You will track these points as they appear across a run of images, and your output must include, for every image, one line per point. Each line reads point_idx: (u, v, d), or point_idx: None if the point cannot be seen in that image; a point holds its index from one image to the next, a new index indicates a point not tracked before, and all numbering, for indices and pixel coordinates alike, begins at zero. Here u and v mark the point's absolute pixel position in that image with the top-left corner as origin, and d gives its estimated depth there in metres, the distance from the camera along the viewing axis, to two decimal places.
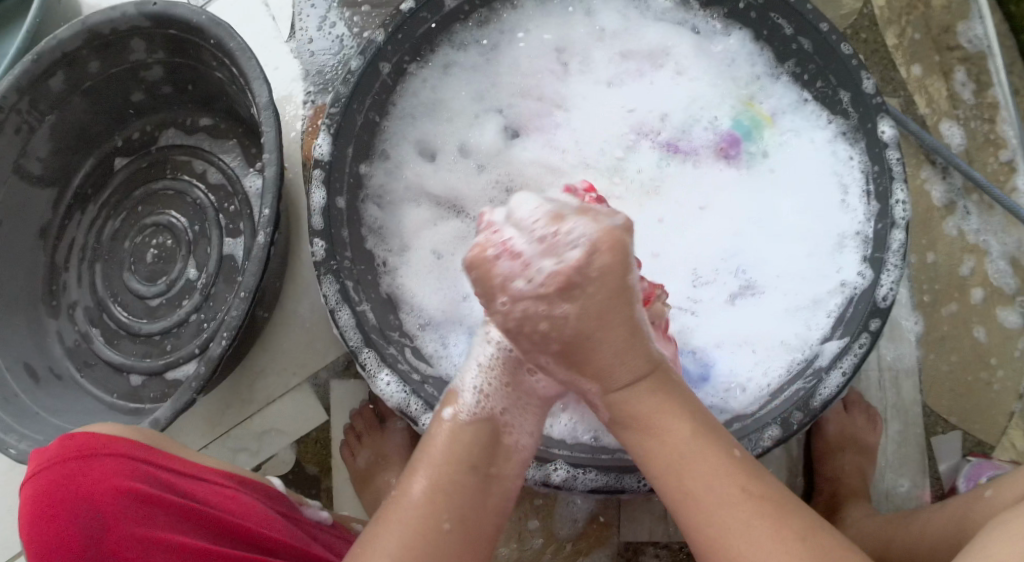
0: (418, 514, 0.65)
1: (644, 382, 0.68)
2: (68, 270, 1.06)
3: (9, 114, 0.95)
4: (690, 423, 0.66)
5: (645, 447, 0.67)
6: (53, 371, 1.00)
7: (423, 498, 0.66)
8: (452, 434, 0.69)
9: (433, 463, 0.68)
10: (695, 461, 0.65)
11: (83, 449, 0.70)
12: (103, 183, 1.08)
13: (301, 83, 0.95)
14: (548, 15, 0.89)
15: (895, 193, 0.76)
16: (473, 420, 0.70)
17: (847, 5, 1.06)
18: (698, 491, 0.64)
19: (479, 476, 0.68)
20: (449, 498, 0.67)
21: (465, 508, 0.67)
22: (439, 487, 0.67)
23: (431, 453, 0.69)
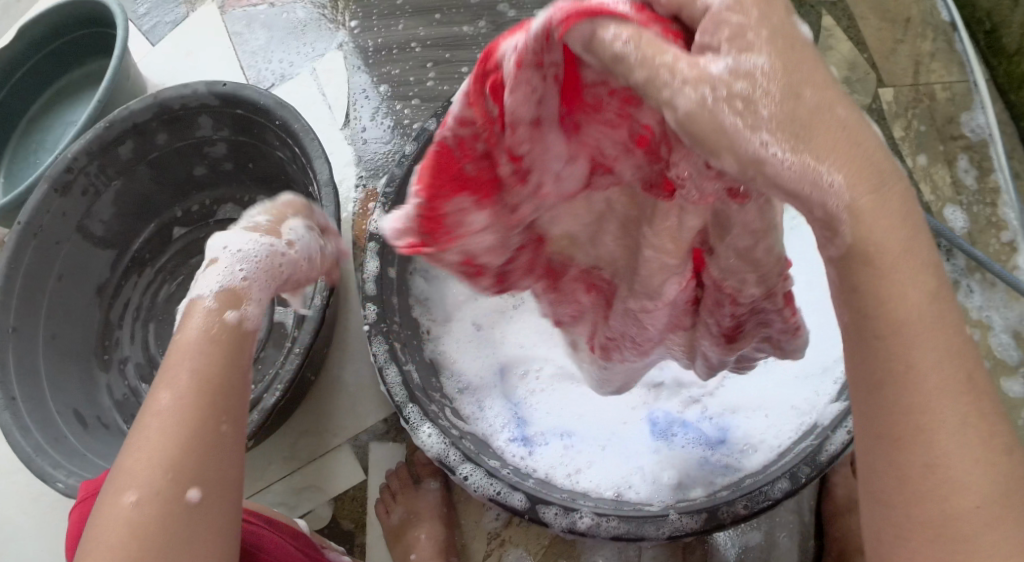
0: (179, 406, 0.64)
1: (913, 284, 0.50)
2: (121, 328, 1.14)
3: (77, 175, 1.03)
4: (943, 339, 0.51)
5: (893, 357, 0.51)
6: (101, 420, 1.06)
7: (182, 397, 0.64)
8: (215, 331, 0.69)
9: (200, 354, 0.67)
10: (947, 394, 0.50)
11: None
12: (160, 250, 1.18)
13: (354, 168, 1.07)
14: None
15: None
16: (247, 324, 0.71)
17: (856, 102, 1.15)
18: (937, 432, 0.50)
19: (235, 376, 0.68)
20: (213, 400, 0.65)
21: (226, 405, 0.66)
22: (202, 381, 0.66)
23: (184, 342, 0.68)
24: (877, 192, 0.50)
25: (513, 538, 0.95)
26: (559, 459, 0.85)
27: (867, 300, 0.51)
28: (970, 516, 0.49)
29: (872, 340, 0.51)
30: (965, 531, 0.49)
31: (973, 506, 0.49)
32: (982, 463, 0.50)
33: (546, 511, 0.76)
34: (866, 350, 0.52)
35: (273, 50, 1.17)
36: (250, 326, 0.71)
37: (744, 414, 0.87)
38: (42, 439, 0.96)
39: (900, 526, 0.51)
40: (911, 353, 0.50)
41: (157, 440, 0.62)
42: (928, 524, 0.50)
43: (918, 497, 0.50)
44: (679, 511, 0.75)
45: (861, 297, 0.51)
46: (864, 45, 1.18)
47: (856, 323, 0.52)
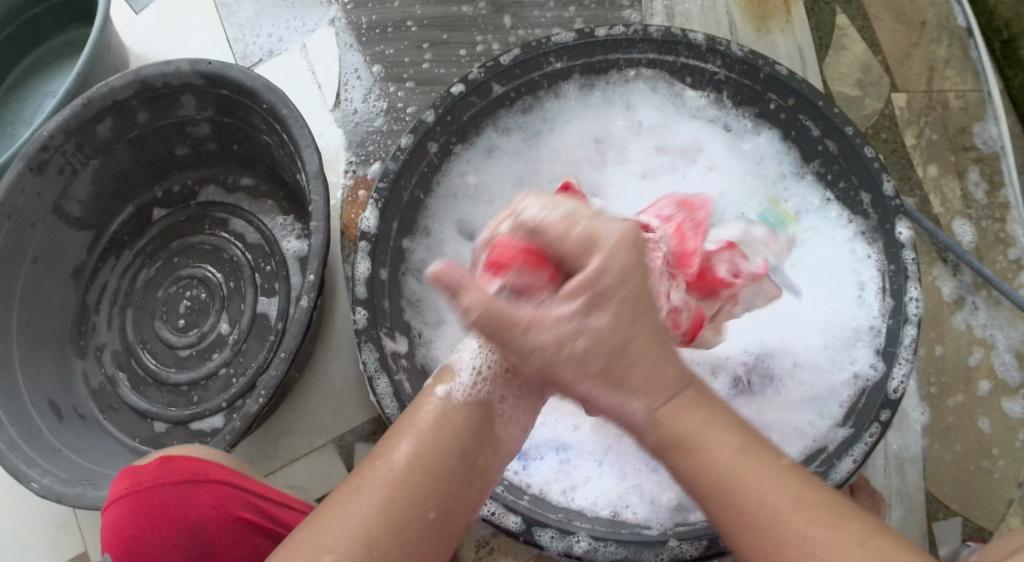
0: (395, 478, 0.63)
1: (704, 423, 0.63)
2: (98, 313, 1.08)
3: (54, 155, 0.97)
4: (767, 466, 0.62)
5: (688, 470, 0.63)
6: (77, 410, 1.01)
7: (407, 464, 0.64)
8: (451, 412, 0.67)
9: (418, 433, 0.66)
10: (780, 508, 0.60)
11: (186, 474, 0.76)
12: (140, 232, 1.11)
13: (345, 153, 1.01)
14: (589, 107, 0.93)
15: (909, 291, 0.83)
16: (467, 403, 0.68)
17: (869, 106, 1.10)
18: (816, 546, 0.58)
19: (468, 464, 0.66)
20: (424, 481, 0.64)
21: (448, 493, 0.64)
22: (422, 457, 0.64)
23: (419, 422, 0.67)
24: (693, 389, 0.64)
25: (501, 548, 0.90)
26: (554, 476, 0.82)
27: (683, 446, 0.63)
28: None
29: (698, 486, 0.62)
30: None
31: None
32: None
33: (542, 534, 0.75)
34: (679, 474, 0.63)
35: (261, 24, 1.10)
36: (469, 402, 0.68)
37: None
38: (16, 434, 0.91)
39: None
40: (741, 504, 0.61)
41: (366, 508, 0.62)
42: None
43: None
44: (678, 538, 0.74)
45: (678, 468, 0.63)
46: (878, 46, 1.13)
47: (693, 492, 0.64)
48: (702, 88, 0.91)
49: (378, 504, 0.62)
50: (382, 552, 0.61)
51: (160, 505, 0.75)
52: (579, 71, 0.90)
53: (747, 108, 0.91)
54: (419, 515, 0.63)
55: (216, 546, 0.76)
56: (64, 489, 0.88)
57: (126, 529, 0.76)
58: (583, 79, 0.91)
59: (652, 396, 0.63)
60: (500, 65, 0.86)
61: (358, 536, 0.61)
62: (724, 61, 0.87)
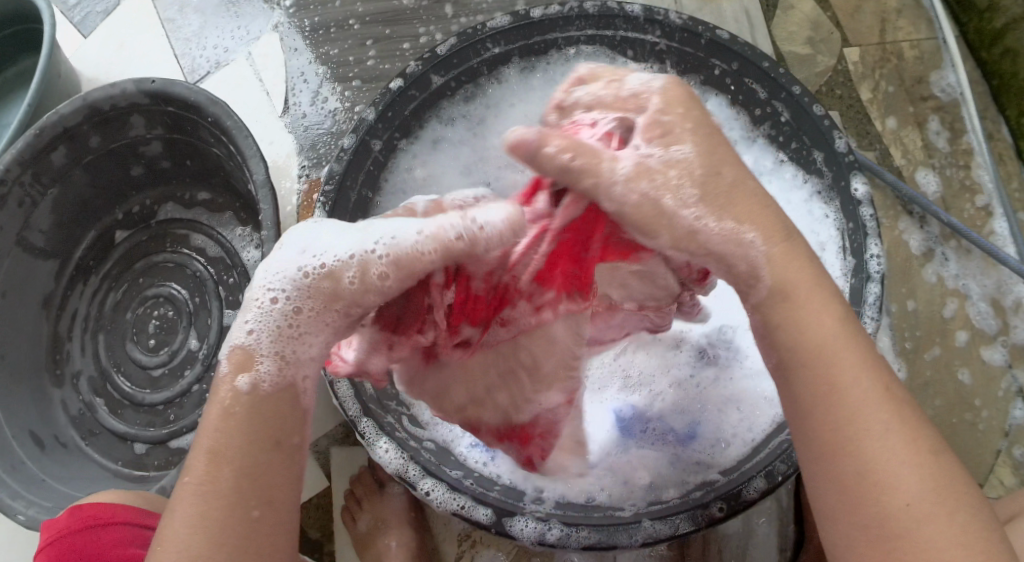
0: (202, 489, 0.58)
1: (822, 320, 0.61)
2: (71, 341, 1.07)
3: (12, 187, 0.97)
4: (857, 355, 0.60)
5: (784, 343, 0.62)
6: (59, 439, 1.01)
7: (208, 470, 0.59)
8: (230, 404, 0.60)
9: (217, 432, 0.60)
10: (868, 408, 0.58)
11: (92, 518, 0.76)
12: (104, 256, 1.10)
13: (296, 158, 1.00)
14: (530, 92, 0.92)
15: (869, 248, 0.82)
16: (274, 390, 0.61)
17: (821, 63, 1.09)
18: (867, 440, 0.58)
19: (284, 449, 0.60)
20: (232, 480, 0.58)
21: (270, 485, 0.59)
22: (221, 455, 0.59)
23: (219, 412, 0.60)
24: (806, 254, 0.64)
25: (483, 540, 0.90)
26: (523, 465, 0.82)
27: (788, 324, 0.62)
28: (904, 506, 0.56)
29: (791, 351, 0.61)
30: (902, 528, 0.56)
31: (901, 506, 0.56)
32: (915, 475, 0.57)
33: (514, 524, 0.75)
34: (777, 338, 0.63)
35: (207, 36, 1.09)
36: (274, 388, 0.61)
37: (712, 408, 0.84)
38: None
39: (841, 514, 0.58)
40: (833, 371, 0.60)
41: (184, 522, 0.58)
42: (870, 516, 0.57)
43: (849, 472, 0.58)
44: (651, 518, 0.74)
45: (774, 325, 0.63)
46: (827, 3, 1.11)
47: (785, 360, 0.62)
48: (643, 61, 0.90)
49: (196, 510, 0.58)
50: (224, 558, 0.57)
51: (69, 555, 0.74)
52: (519, 54, 0.89)
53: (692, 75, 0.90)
54: (254, 511, 0.58)
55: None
56: None
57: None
58: (523, 62, 0.90)
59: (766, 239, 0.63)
60: (437, 56, 0.85)
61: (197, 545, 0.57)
62: (663, 30, 0.87)
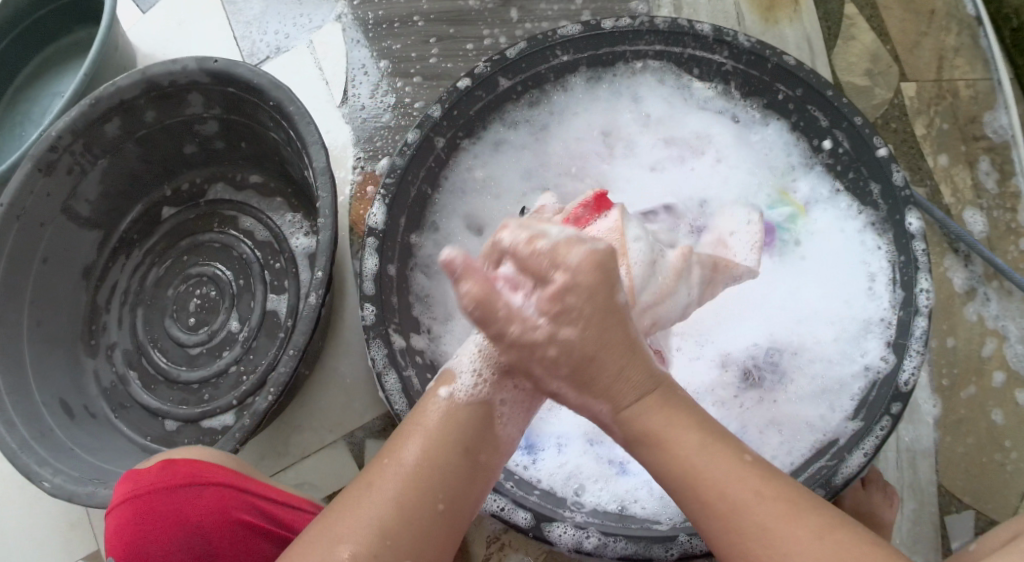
0: (402, 480, 0.65)
1: (666, 424, 0.64)
2: (108, 312, 1.07)
3: (62, 155, 0.97)
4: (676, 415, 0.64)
5: (647, 436, 0.64)
6: (88, 409, 1.01)
7: (415, 467, 0.65)
8: (451, 411, 0.68)
9: (438, 423, 0.67)
10: (736, 487, 0.61)
11: (186, 476, 0.78)
12: (149, 231, 1.10)
13: (353, 148, 1.00)
14: (596, 99, 0.93)
15: (919, 282, 0.82)
16: (470, 402, 0.68)
17: (878, 96, 1.10)
18: (744, 503, 0.60)
19: (472, 460, 0.67)
20: (428, 480, 0.65)
21: (453, 487, 0.66)
22: (431, 459, 0.66)
23: (426, 423, 0.68)
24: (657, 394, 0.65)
25: (513, 543, 0.90)
26: (560, 469, 0.83)
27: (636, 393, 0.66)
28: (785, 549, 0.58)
29: (663, 456, 0.63)
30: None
31: (769, 550, 0.59)
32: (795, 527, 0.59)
33: (553, 529, 0.75)
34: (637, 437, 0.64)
35: (267, 21, 1.09)
36: (472, 401, 0.68)
37: (754, 429, 0.84)
38: (28, 435, 0.92)
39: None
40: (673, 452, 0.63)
41: (374, 512, 0.64)
42: (745, 556, 0.59)
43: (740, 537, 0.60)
44: (688, 532, 0.73)
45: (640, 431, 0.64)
46: (887, 36, 1.12)
47: (648, 463, 0.64)
48: (709, 79, 0.91)
49: (394, 498, 0.64)
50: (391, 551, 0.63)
51: (160, 509, 0.77)
52: (586, 63, 0.90)
53: (756, 97, 0.91)
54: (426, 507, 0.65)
55: (215, 551, 0.77)
56: (75, 488, 0.88)
57: (125, 536, 0.77)
58: (589, 72, 0.91)
59: (618, 401, 0.64)
60: (506, 59, 0.85)
61: (376, 530, 0.63)
62: (730, 52, 0.87)
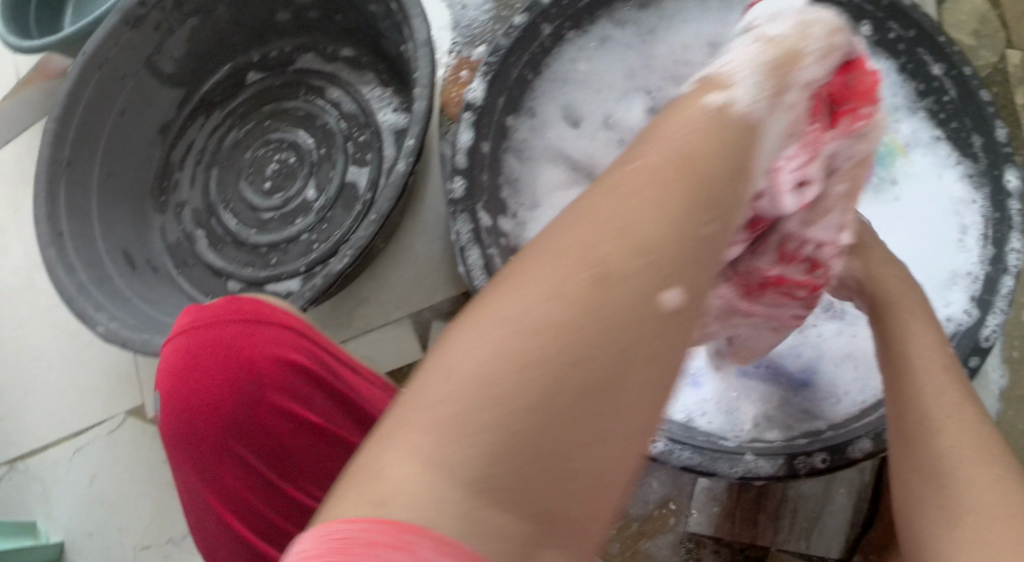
0: (620, 197, 0.47)
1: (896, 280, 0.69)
2: (180, 171, 1.07)
3: (151, 10, 0.95)
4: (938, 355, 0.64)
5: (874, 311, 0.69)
6: (151, 264, 1.02)
7: (638, 179, 0.47)
8: (713, 116, 0.50)
9: (693, 134, 0.49)
10: (937, 377, 0.62)
11: (249, 314, 0.73)
12: (232, 94, 1.07)
13: (449, 32, 0.97)
14: (709, 9, 0.88)
15: (1012, 242, 0.83)
16: (708, 119, 0.50)
17: (983, 57, 1.07)
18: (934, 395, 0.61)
19: (702, 212, 0.47)
20: (657, 200, 0.46)
21: (670, 250, 0.45)
22: (662, 182, 0.47)
23: (668, 133, 0.49)
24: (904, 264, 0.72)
25: None
26: None
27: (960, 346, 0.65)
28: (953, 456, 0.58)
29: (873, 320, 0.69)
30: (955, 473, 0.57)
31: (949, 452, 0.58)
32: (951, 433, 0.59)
33: None
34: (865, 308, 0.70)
35: None
36: (716, 111, 0.50)
37: (830, 362, 0.82)
38: (87, 280, 0.92)
39: (900, 460, 0.62)
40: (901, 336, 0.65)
41: (560, 275, 0.44)
42: (919, 453, 0.60)
43: (914, 435, 0.61)
44: (755, 453, 0.75)
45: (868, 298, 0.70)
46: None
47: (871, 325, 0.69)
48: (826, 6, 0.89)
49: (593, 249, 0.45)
50: (576, 330, 0.43)
51: (213, 345, 0.73)
52: None
53: (867, 33, 0.89)
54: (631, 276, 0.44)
55: (267, 395, 0.73)
56: (129, 335, 0.88)
57: (178, 367, 0.74)
58: None
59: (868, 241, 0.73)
60: None
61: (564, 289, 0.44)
62: None
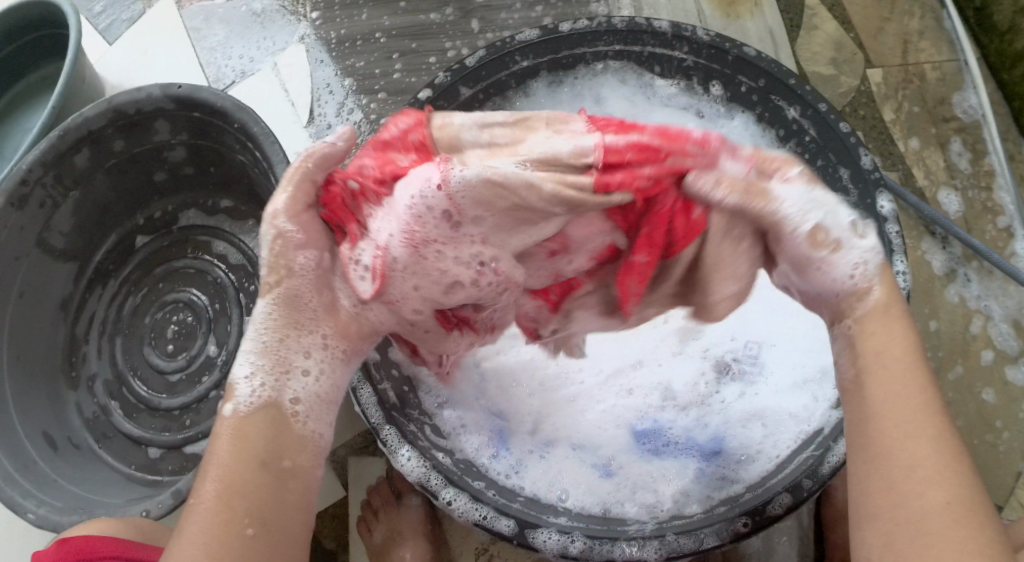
0: (207, 512, 0.58)
1: (884, 307, 0.63)
2: (87, 343, 1.07)
3: (33, 188, 0.97)
4: (925, 372, 0.60)
5: (867, 345, 0.62)
6: (72, 441, 1.00)
7: (212, 499, 0.59)
8: (247, 425, 0.62)
9: (225, 450, 0.61)
10: (921, 417, 0.58)
11: (81, 551, 0.76)
12: (124, 259, 1.09)
13: None
14: (558, 104, 0.93)
15: (896, 264, 0.81)
16: (250, 411, 0.62)
17: (844, 84, 1.09)
18: (905, 447, 0.58)
19: (272, 472, 0.60)
20: (237, 504, 0.58)
21: (260, 505, 0.59)
22: (227, 488, 0.59)
23: (216, 454, 0.61)
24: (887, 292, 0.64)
25: (502, 554, 0.89)
26: (544, 475, 0.81)
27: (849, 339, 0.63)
28: (936, 522, 0.55)
29: (866, 361, 0.61)
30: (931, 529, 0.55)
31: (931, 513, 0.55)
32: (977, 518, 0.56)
33: (537, 535, 0.74)
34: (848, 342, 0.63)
35: (231, 46, 1.09)
36: (257, 409, 0.62)
37: (737, 423, 0.84)
38: (12, 467, 0.91)
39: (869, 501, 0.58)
40: (883, 381, 0.60)
41: (197, 550, 0.57)
42: (894, 508, 0.56)
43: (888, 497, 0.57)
44: (675, 531, 0.73)
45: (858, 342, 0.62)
46: (850, 24, 1.12)
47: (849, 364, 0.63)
48: (671, 76, 0.91)
49: (215, 539, 0.57)
50: None
51: None
52: (546, 68, 0.90)
53: (718, 91, 0.91)
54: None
55: None
56: (61, 518, 0.88)
57: None
58: (550, 76, 0.91)
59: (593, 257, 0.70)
60: (465, 68, 0.86)
61: None
62: (690, 46, 0.88)
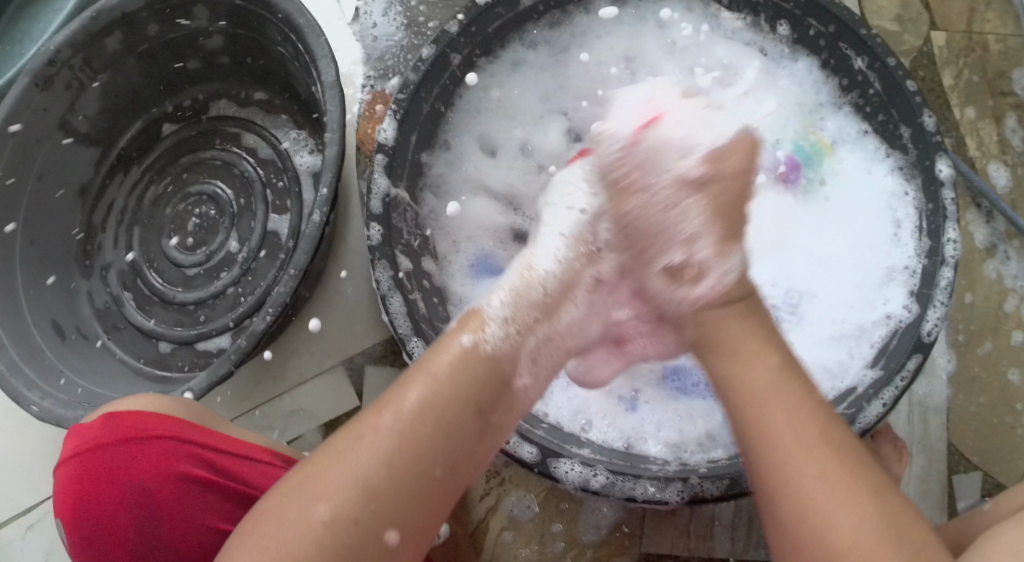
0: (404, 426, 0.61)
1: (741, 336, 0.65)
2: (104, 232, 1.04)
3: (60, 68, 0.93)
4: (797, 393, 0.62)
5: (720, 375, 0.65)
6: (81, 332, 0.98)
7: (417, 412, 0.62)
8: (469, 360, 0.65)
9: (447, 371, 0.64)
10: (792, 443, 0.60)
11: (127, 432, 0.72)
12: (148, 147, 1.06)
13: (362, 66, 0.97)
14: (620, 23, 0.90)
15: (947, 231, 0.78)
16: (492, 354, 0.66)
17: (907, 42, 1.07)
18: (809, 480, 0.58)
19: (481, 421, 0.65)
20: (435, 432, 0.62)
21: (457, 450, 0.63)
22: (434, 408, 0.63)
23: (433, 369, 0.65)
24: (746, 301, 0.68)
25: (513, 478, 0.88)
26: (569, 403, 0.80)
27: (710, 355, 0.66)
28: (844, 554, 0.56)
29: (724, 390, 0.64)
30: (833, 554, 0.56)
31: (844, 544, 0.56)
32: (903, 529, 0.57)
33: (559, 466, 0.73)
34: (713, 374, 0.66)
35: None
36: (493, 355, 0.66)
37: None
38: (17, 356, 0.89)
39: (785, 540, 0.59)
40: (757, 403, 0.62)
41: (373, 454, 0.60)
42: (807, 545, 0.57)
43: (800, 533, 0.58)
44: (700, 476, 0.71)
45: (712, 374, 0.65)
46: None
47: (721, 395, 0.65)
48: (738, 9, 0.88)
49: (404, 452, 0.61)
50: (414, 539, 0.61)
51: (100, 471, 0.71)
52: None
53: (785, 31, 0.87)
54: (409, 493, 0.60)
55: (163, 512, 0.71)
56: (63, 414, 0.86)
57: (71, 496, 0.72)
58: None
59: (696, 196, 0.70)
60: None
61: (349, 492, 0.59)
62: None
